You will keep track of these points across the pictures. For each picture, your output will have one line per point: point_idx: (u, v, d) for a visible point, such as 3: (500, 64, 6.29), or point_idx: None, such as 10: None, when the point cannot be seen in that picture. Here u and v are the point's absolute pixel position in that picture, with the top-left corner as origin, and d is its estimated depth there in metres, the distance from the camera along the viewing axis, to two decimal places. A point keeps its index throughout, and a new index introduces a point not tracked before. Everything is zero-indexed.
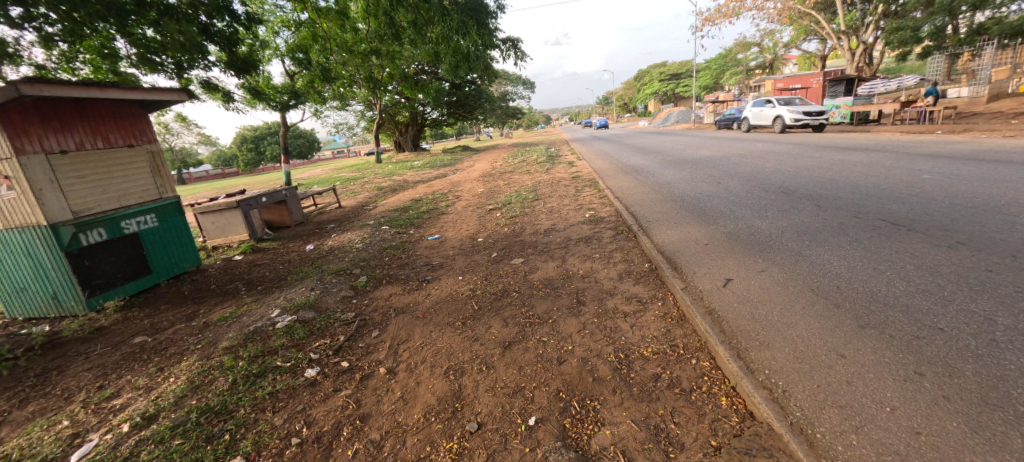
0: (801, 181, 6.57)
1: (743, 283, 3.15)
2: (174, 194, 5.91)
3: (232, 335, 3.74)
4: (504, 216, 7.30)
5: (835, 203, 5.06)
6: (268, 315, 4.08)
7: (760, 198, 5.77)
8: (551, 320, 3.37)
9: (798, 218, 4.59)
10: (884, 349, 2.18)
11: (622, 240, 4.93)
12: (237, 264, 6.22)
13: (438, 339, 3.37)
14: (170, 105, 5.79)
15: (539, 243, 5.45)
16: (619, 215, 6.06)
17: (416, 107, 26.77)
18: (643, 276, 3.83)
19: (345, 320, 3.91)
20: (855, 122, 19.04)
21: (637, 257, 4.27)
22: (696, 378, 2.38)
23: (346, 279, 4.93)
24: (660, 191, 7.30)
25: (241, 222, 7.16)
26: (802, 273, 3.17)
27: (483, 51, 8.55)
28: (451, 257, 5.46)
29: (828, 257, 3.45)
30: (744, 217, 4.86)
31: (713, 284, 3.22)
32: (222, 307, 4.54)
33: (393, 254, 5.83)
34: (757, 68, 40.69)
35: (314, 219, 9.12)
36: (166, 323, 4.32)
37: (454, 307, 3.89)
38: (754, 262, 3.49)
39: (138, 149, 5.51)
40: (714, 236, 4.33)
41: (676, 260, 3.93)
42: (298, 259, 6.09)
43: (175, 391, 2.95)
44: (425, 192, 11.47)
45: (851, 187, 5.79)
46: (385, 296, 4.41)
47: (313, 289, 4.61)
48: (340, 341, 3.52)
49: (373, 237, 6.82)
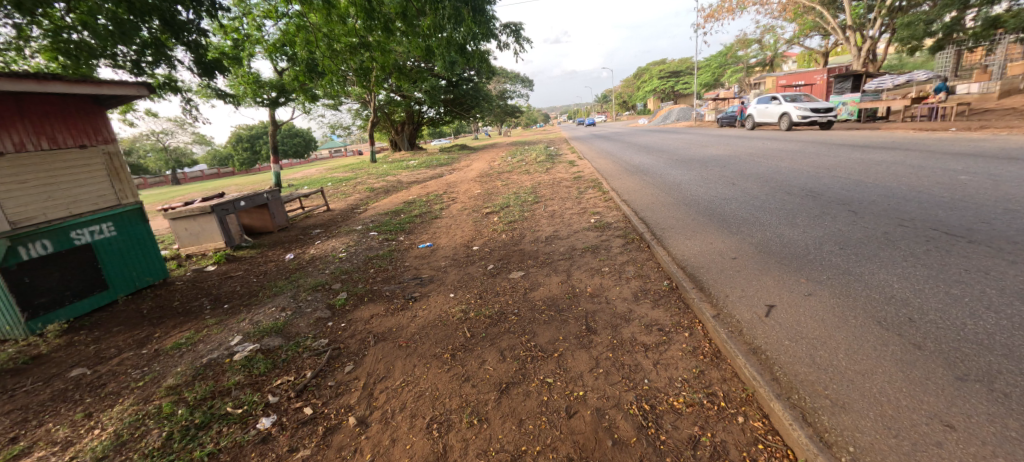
0: (826, 182, 6.02)
1: (788, 311, 2.61)
2: (136, 199, 5.35)
3: (181, 369, 3.18)
4: (502, 221, 6.74)
5: (873, 209, 4.51)
6: (227, 342, 3.53)
7: (784, 202, 5.21)
8: (557, 354, 2.82)
9: (835, 227, 4.03)
10: (1004, 417, 1.64)
11: (633, 251, 4.38)
12: (208, 276, 5.65)
13: (422, 378, 2.81)
14: (130, 100, 5.21)
15: (541, 253, 4.89)
16: (627, 220, 5.50)
17: (412, 106, 26.26)
18: (662, 297, 3.28)
19: (316, 349, 3.36)
20: (862, 119, 18.42)
21: (654, 274, 3.71)
22: (747, 446, 1.84)
23: (323, 296, 4.36)
24: (671, 193, 6.74)
25: (216, 228, 6.60)
26: (859, 299, 2.63)
27: (479, 42, 8.09)
28: (443, 269, 4.89)
29: (887, 277, 2.89)
30: (772, 225, 4.32)
31: (749, 311, 2.70)
32: (180, 331, 3.98)
33: (378, 265, 5.27)
34: (757, 67, 40.27)
35: (300, 223, 8.55)
36: (113, 351, 3.76)
37: (442, 334, 3.33)
38: (796, 282, 2.96)
39: (92, 150, 4.95)
40: (741, 249, 3.78)
41: (700, 277, 3.37)
42: (275, 271, 5.52)
43: (95, 450, 2.40)
44: (419, 194, 10.90)
45: (885, 191, 5.23)
46: (364, 318, 3.85)
47: (284, 309, 4.05)
48: (306, 378, 2.96)
49: (359, 244, 6.26)
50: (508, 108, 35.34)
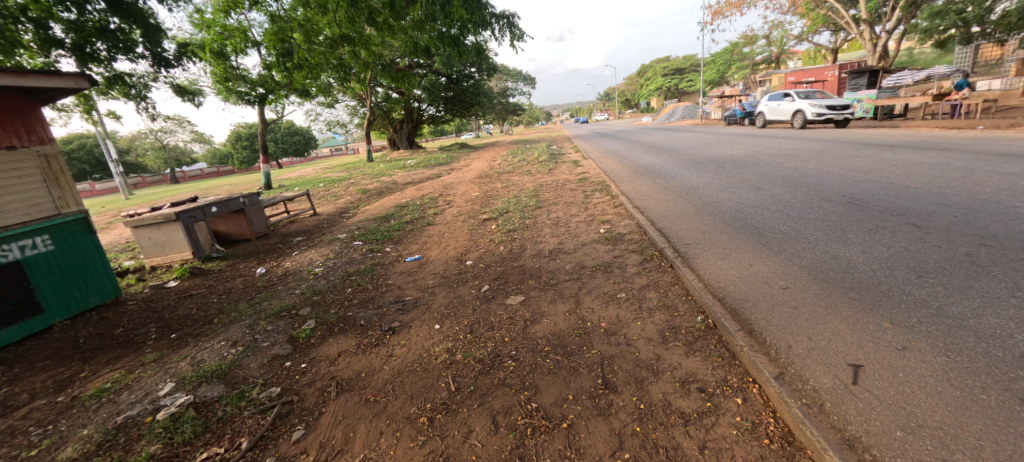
0: (866, 187, 5.33)
1: (881, 375, 1.92)
2: (80, 208, 4.70)
3: (87, 433, 2.52)
4: (500, 230, 6.06)
5: (938, 222, 3.81)
6: (153, 392, 2.85)
7: (825, 211, 4.50)
8: (566, 424, 2.14)
9: (900, 247, 3.33)
10: None
11: (653, 272, 3.68)
12: (166, 294, 4.99)
13: (388, 455, 2.13)
14: (70, 94, 4.58)
15: (544, 271, 4.20)
16: (643, 233, 4.79)
17: (410, 102, 25.56)
18: (698, 340, 2.59)
19: (263, 402, 2.67)
20: (878, 116, 17.73)
21: (683, 305, 3.02)
22: None
23: (287, 325, 3.67)
24: (689, 200, 6.03)
25: (182, 238, 5.93)
26: (978, 359, 1.93)
27: (476, 32, 7.47)
28: (430, 290, 4.20)
29: (1002, 324, 2.19)
30: (820, 242, 3.62)
31: (828, 372, 2.01)
32: (109, 370, 3.31)
33: (357, 283, 4.59)
34: (763, 63, 39.28)
35: (282, 230, 7.87)
36: (26, 397, 3.10)
37: (420, 385, 2.65)
38: (879, 328, 2.26)
39: (23, 152, 4.30)
40: (791, 275, 3.08)
41: (744, 315, 2.67)
42: (240, 289, 4.85)
43: None
44: (413, 196, 10.22)
45: (942, 199, 4.51)
46: (330, 356, 3.16)
47: (235, 344, 3.37)
48: (240, 451, 2.29)
49: (340, 256, 5.58)
50: (510, 105, 34.59)
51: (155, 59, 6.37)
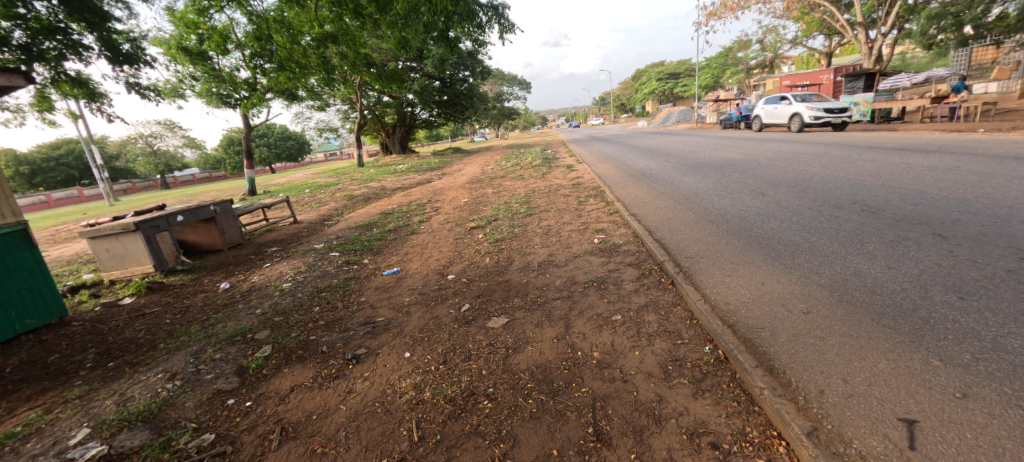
0: (879, 193, 4.97)
1: (943, 436, 1.54)
2: (18, 219, 4.27)
3: None
4: (487, 239, 5.65)
5: (967, 232, 3.43)
6: (64, 440, 2.40)
7: (837, 220, 4.14)
8: None
9: (929, 261, 2.96)
10: None
11: (654, 291, 3.26)
12: (117, 313, 4.52)
13: None
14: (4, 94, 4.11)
15: (531, 288, 3.78)
16: (640, 244, 4.38)
17: (402, 106, 25.16)
18: (708, 377, 2.19)
19: (190, 455, 2.23)
20: (876, 119, 17.58)
21: (688, 332, 2.61)
22: None
23: (238, 353, 3.24)
24: (688, 206, 5.67)
25: (142, 249, 5.46)
26: None
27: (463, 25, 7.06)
28: (405, 310, 3.77)
29: None
30: (838, 256, 3.24)
31: (875, 429, 1.62)
32: (25, 409, 2.85)
33: (326, 301, 4.15)
34: (757, 68, 39.19)
35: (257, 240, 7.41)
36: None
37: (379, 432, 2.23)
38: (928, 368, 1.88)
39: None
40: (811, 296, 2.69)
41: (761, 347, 2.27)
42: (198, 308, 4.40)
43: None
44: (400, 202, 9.80)
45: (965, 206, 4.15)
46: (280, 392, 2.73)
47: (174, 377, 2.93)
48: None
49: (312, 269, 5.13)
50: (505, 109, 34.25)
51: (110, 58, 5.95)
